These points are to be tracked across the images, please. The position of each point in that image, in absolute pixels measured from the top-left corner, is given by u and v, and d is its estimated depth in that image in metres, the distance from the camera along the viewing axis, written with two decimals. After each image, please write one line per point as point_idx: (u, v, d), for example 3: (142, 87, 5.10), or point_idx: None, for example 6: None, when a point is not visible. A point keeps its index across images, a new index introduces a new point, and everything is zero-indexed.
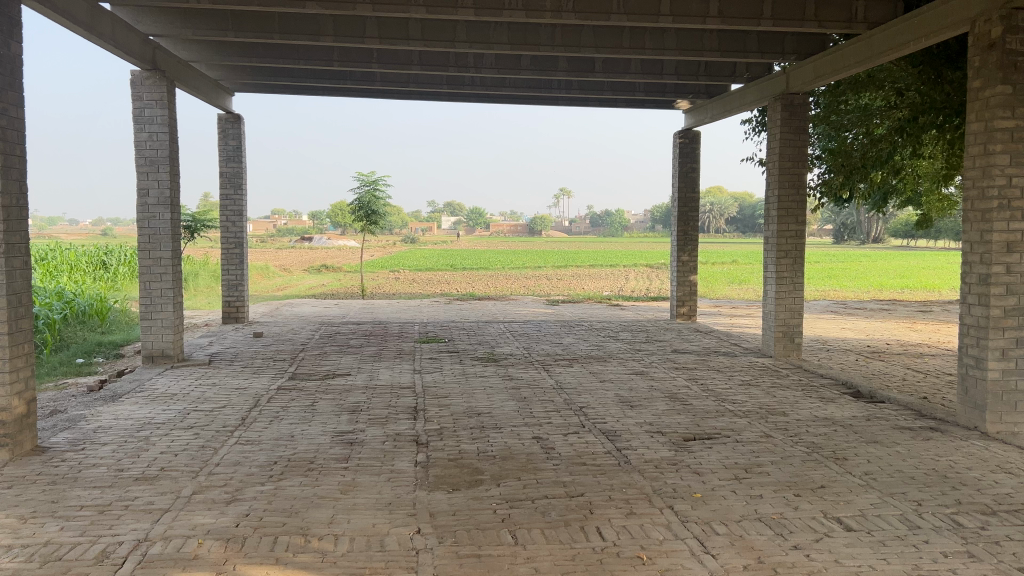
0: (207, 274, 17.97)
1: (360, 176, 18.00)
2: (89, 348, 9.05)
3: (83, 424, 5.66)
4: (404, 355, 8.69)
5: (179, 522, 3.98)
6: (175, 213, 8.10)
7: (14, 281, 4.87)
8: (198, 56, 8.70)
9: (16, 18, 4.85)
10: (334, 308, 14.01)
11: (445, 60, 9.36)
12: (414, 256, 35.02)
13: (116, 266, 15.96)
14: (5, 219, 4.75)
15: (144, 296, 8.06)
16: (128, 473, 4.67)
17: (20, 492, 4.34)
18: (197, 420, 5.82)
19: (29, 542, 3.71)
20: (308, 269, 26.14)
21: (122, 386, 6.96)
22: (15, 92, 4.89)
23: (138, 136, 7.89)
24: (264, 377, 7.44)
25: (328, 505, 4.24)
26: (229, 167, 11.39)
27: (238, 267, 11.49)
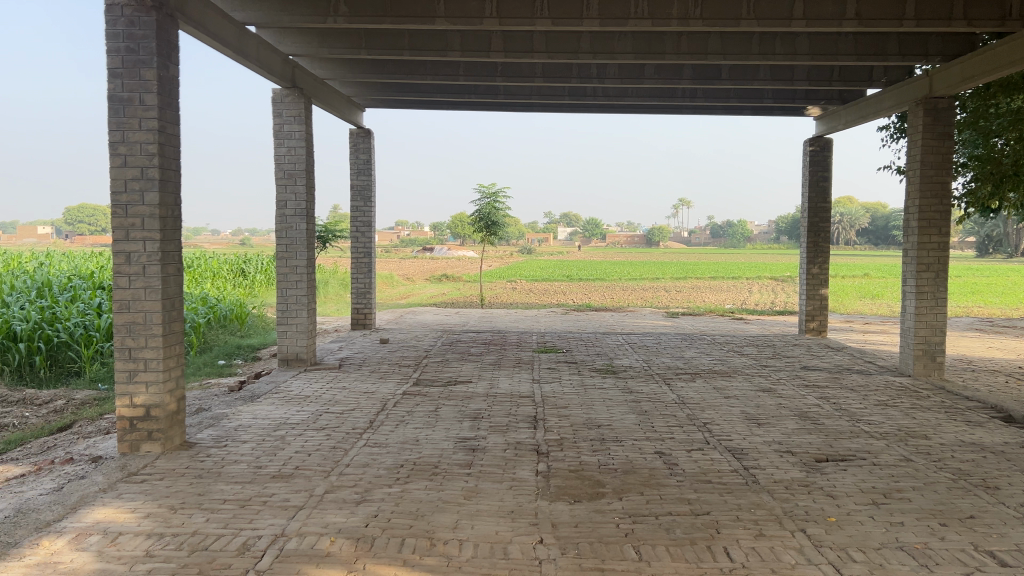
0: (337, 282, 18.75)
1: (481, 188, 18.29)
2: (231, 350, 9.62)
3: (226, 422, 6.01)
4: (524, 364, 8.75)
5: (313, 519, 4.14)
6: (311, 223, 8.47)
7: (168, 286, 5.23)
8: (334, 73, 9.11)
9: (174, 42, 5.22)
10: (455, 316, 14.28)
11: (568, 72, 9.40)
12: (532, 266, 35.33)
13: (254, 274, 16.92)
14: (162, 229, 5.11)
15: (280, 302, 8.49)
16: (265, 470, 4.91)
17: (170, 484, 4.65)
18: (329, 422, 6.06)
19: (179, 531, 3.96)
20: (429, 278, 26.81)
21: (261, 387, 7.35)
22: (173, 111, 5.25)
23: (278, 150, 8.33)
24: (390, 382, 7.67)
25: (453, 510, 4.31)
26: (359, 179, 11.83)
27: (366, 276, 11.91)
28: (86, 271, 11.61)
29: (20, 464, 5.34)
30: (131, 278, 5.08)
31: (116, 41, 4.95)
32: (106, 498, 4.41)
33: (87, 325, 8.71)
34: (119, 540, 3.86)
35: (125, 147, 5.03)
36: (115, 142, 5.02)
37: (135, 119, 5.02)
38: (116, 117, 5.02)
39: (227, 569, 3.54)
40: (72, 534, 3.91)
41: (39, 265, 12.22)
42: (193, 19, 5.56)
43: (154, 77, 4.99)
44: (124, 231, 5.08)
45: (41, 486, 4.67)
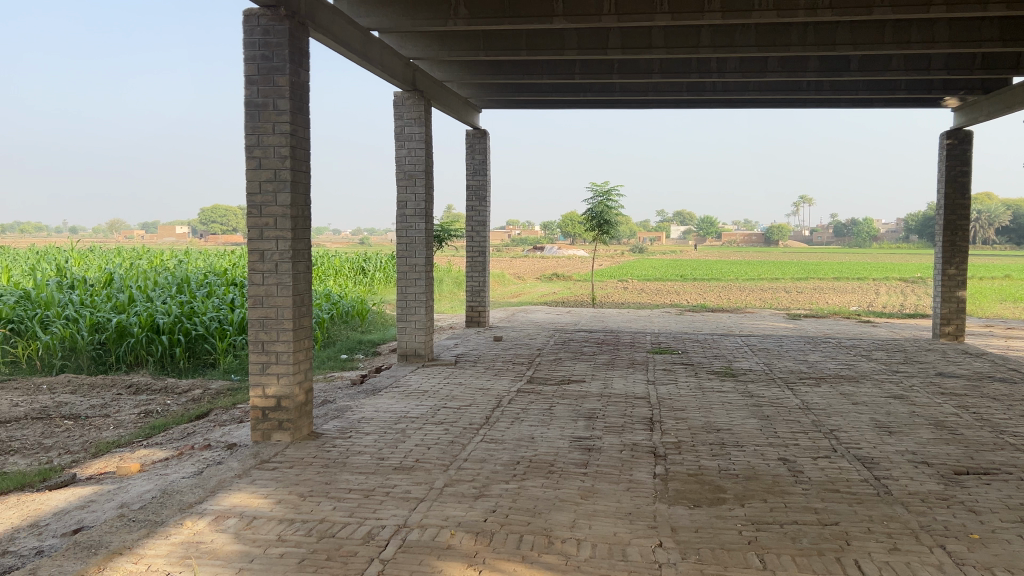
0: (451, 280, 19.11)
1: (594, 187, 18.20)
2: (352, 345, 9.98)
3: (350, 414, 6.23)
4: (639, 365, 8.64)
5: (433, 512, 4.23)
6: (430, 222, 8.66)
7: (298, 283, 5.47)
8: (453, 75, 9.29)
9: (305, 49, 5.45)
10: (567, 315, 14.29)
11: (687, 67, 9.23)
12: (645, 266, 34.90)
13: (373, 271, 17.48)
14: (293, 228, 5.34)
15: (400, 299, 8.73)
16: (388, 462, 5.06)
17: (299, 471, 4.86)
18: (447, 417, 6.19)
19: (308, 518, 4.14)
20: (541, 276, 26.92)
21: (381, 381, 7.59)
22: (303, 116, 5.49)
23: (399, 152, 8.56)
24: (505, 379, 7.75)
25: (570, 508, 4.31)
26: (475, 179, 12.00)
27: (481, 274, 12.08)
28: (221, 268, 12.31)
29: (163, 448, 5.72)
30: (264, 275, 5.35)
31: (253, 49, 5.21)
32: (241, 483, 4.66)
33: (222, 319, 9.22)
34: (254, 523, 4.07)
35: (260, 150, 5.29)
36: (252, 146, 5.29)
37: (269, 123, 5.27)
38: (252, 122, 5.28)
39: (353, 556, 3.67)
40: (212, 516, 4.15)
41: (179, 262, 13.04)
42: (322, 26, 5.79)
43: (287, 83, 5.22)
44: (258, 230, 5.34)
45: (183, 470, 4.99)
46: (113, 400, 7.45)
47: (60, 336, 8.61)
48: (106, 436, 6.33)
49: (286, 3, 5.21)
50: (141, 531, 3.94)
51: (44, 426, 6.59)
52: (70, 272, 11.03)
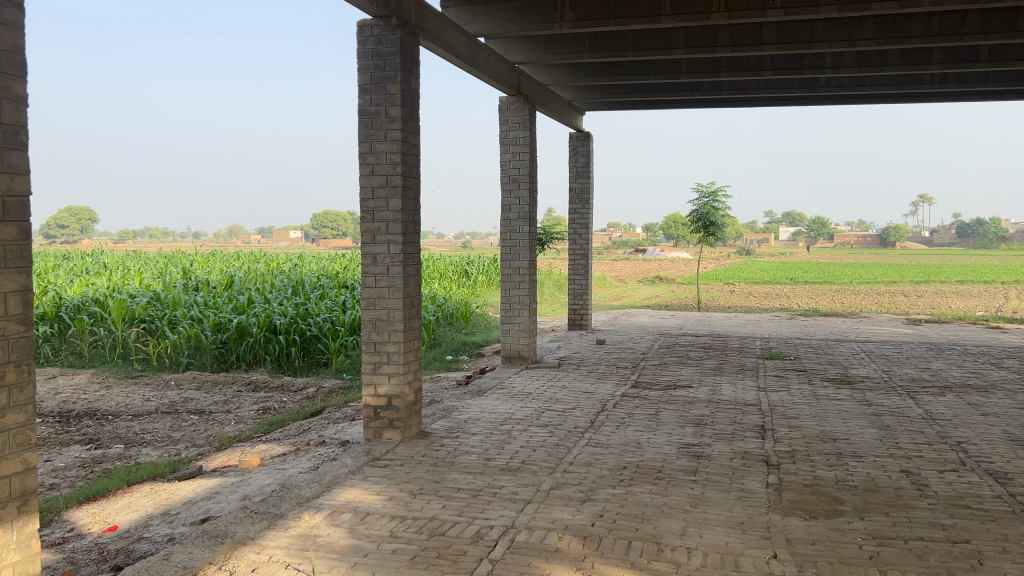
0: (553, 283, 19.14)
1: (699, 187, 17.85)
2: (457, 347, 10.13)
3: (457, 415, 6.33)
4: (748, 371, 8.41)
5: (541, 514, 4.25)
6: (534, 226, 8.70)
7: (408, 285, 5.60)
8: (557, 79, 9.31)
9: (415, 57, 5.58)
10: (672, 319, 14.07)
11: (800, 63, 8.93)
12: (751, 268, 33.95)
13: (476, 274, 17.71)
14: (404, 232, 5.47)
15: (504, 302, 8.80)
16: (495, 463, 5.11)
17: (410, 470, 4.97)
18: (552, 420, 6.19)
19: (418, 516, 4.22)
20: (644, 279, 26.61)
21: (486, 382, 7.67)
22: (414, 122, 5.62)
23: (504, 156, 8.64)
24: (610, 383, 7.69)
25: (679, 516, 4.24)
26: (578, 182, 11.97)
27: (584, 277, 12.05)
28: (333, 271, 12.77)
29: (281, 444, 5.97)
30: (376, 277, 5.51)
31: (366, 59, 5.38)
32: (354, 479, 4.80)
33: (334, 320, 9.55)
34: (367, 519, 4.19)
35: (373, 156, 5.45)
36: (365, 153, 5.46)
37: (382, 130, 5.42)
38: (365, 129, 5.45)
39: (463, 555, 3.72)
40: (328, 511, 4.30)
41: (293, 266, 13.60)
42: (431, 34, 5.91)
43: (398, 91, 5.35)
44: (371, 234, 5.51)
45: (300, 465, 5.19)
46: (234, 397, 7.83)
47: (186, 335, 9.13)
48: (228, 431, 6.65)
49: (398, 13, 5.35)
50: (263, 522, 4.12)
51: (173, 420, 6.99)
52: (195, 275, 11.69)
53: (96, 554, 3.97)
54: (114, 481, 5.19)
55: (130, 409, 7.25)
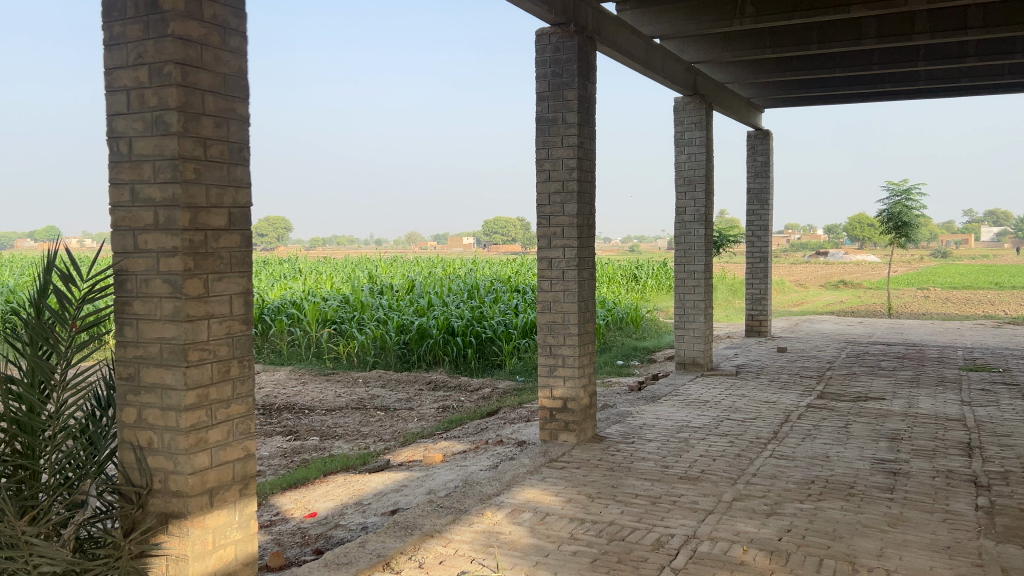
0: (726, 288, 18.57)
1: (890, 185, 16.70)
2: (629, 352, 10.07)
3: (631, 420, 6.29)
4: (949, 384, 7.75)
5: (723, 525, 4.13)
6: (709, 229, 8.49)
7: (584, 289, 5.62)
8: (734, 77, 9.04)
9: (592, 62, 5.62)
10: (858, 326, 13.23)
11: (1011, 47, 8.14)
12: (947, 272, 31.24)
13: (646, 278, 17.52)
14: (579, 237, 5.51)
15: (679, 307, 8.64)
16: (673, 470, 5.02)
17: (587, 473, 5.00)
18: (731, 429, 6.01)
19: (598, 519, 4.23)
20: (825, 284, 25.21)
21: (660, 388, 7.56)
22: (591, 127, 5.64)
23: (679, 158, 8.50)
24: (793, 393, 7.35)
25: (875, 535, 3.97)
26: (756, 183, 11.55)
27: (762, 282, 11.60)
28: (506, 276, 13.08)
29: (461, 441, 6.19)
30: (552, 281, 5.59)
31: (544, 67, 5.49)
32: (533, 480, 4.89)
33: (508, 323, 9.77)
34: (547, 519, 4.25)
35: (550, 163, 5.54)
36: (542, 159, 5.56)
37: (558, 136, 5.49)
38: (543, 136, 5.55)
39: (644, 561, 3.69)
40: (509, 509, 4.40)
41: (469, 271, 14.07)
42: (608, 38, 5.92)
43: (575, 97, 5.41)
44: (547, 239, 5.60)
45: (480, 463, 5.36)
46: (416, 395, 8.21)
47: (372, 336, 9.71)
48: (411, 427, 6.98)
49: (576, 20, 5.42)
50: (449, 517, 4.28)
51: (361, 416, 7.43)
52: (379, 280, 12.38)
53: (300, 538, 4.29)
54: (313, 470, 5.60)
55: (324, 404, 7.79)
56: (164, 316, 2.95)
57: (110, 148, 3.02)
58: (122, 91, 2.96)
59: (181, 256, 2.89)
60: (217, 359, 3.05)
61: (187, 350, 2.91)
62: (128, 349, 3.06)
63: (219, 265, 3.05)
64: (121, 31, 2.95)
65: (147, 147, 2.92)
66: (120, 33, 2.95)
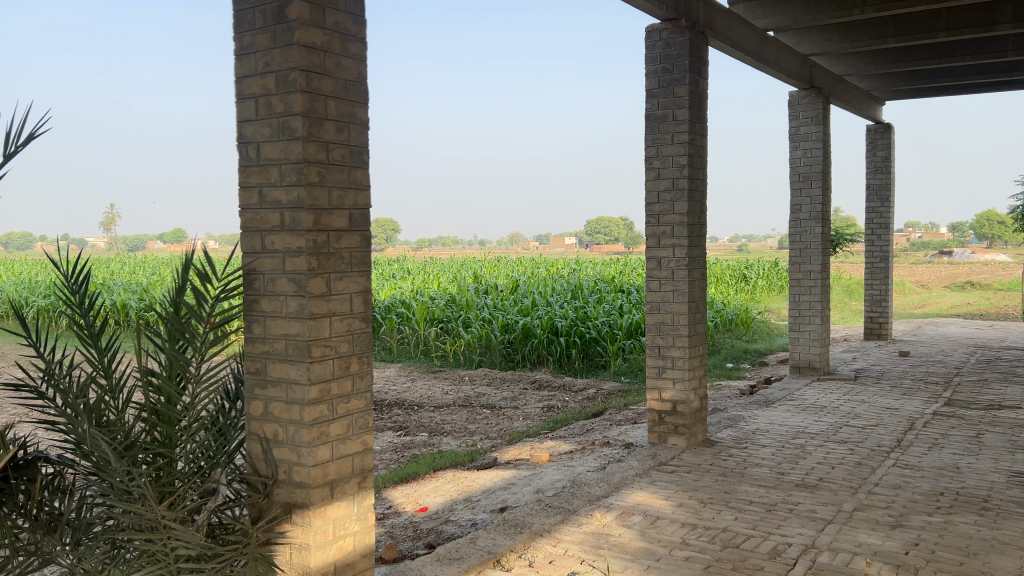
0: (842, 288, 17.84)
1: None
2: (738, 354, 9.81)
3: (743, 424, 6.12)
4: None
5: (844, 536, 3.96)
6: (826, 227, 8.16)
7: (694, 289, 5.50)
8: (853, 68, 8.66)
9: (704, 57, 5.50)
10: (989, 330, 12.44)
11: None
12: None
13: (756, 279, 17.04)
14: (690, 236, 5.40)
15: (793, 308, 8.35)
16: (789, 477, 4.85)
17: (698, 477, 4.89)
18: (851, 436, 5.75)
19: (710, 525, 4.14)
20: (951, 285, 23.84)
21: (774, 392, 7.33)
22: (702, 123, 5.52)
23: (794, 154, 8.22)
24: (917, 399, 6.97)
25: (1013, 553, 3.72)
26: (876, 178, 11.04)
27: (883, 283, 11.08)
28: (611, 276, 13.00)
29: (568, 442, 6.18)
30: (661, 281, 5.50)
31: (654, 64, 5.41)
32: (643, 482, 4.83)
33: (613, 324, 9.70)
34: (658, 523, 4.18)
35: (660, 160, 5.45)
36: (651, 157, 5.48)
37: (669, 134, 5.40)
38: (653, 134, 5.47)
39: (761, 570, 3.57)
40: (619, 511, 4.36)
41: (574, 271, 14.04)
42: (720, 32, 5.78)
43: (686, 92, 5.30)
44: (656, 238, 5.52)
45: (588, 464, 5.33)
46: (521, 394, 8.27)
47: (478, 335, 9.85)
48: (518, 426, 7.02)
49: (687, 15, 5.32)
50: (558, 516, 4.28)
51: (468, 413, 7.53)
52: (485, 279, 12.54)
53: (412, 531, 4.39)
54: (423, 466, 5.71)
55: (432, 401, 7.95)
56: (289, 313, 3.07)
57: (240, 153, 3.17)
58: (251, 98, 3.10)
59: (305, 256, 3.00)
60: (338, 355, 3.16)
61: (310, 346, 3.02)
62: (255, 345, 3.20)
63: (341, 265, 3.16)
64: (251, 41, 3.08)
65: (275, 152, 3.05)
66: (250, 43, 3.08)
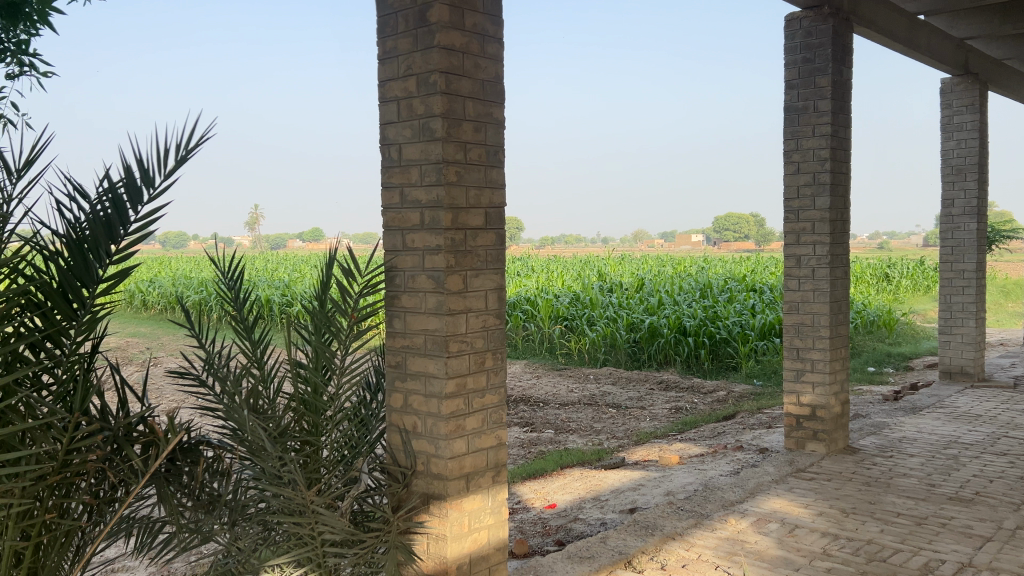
0: (997, 289, 16.59)
1: None
2: (880, 358, 9.30)
3: (889, 432, 5.79)
4: None
5: (1005, 555, 3.67)
6: (983, 223, 7.61)
7: (836, 289, 5.25)
8: (1014, 52, 8.03)
9: (849, 45, 5.24)
10: None
11: None
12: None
13: (899, 278, 16.11)
14: (832, 232, 5.16)
15: (943, 310, 7.84)
16: (940, 490, 4.56)
17: (839, 486, 4.67)
18: (1011, 448, 5.33)
19: (854, 536, 3.94)
20: None
21: (921, 399, 6.90)
22: (846, 115, 5.26)
23: (946, 145, 7.72)
24: None
25: None
26: None
27: None
28: (740, 274, 12.61)
29: (698, 444, 6.04)
30: (800, 280, 5.29)
31: (794, 54, 5.21)
32: (779, 489, 4.66)
33: (745, 324, 9.42)
34: (796, 532, 4.02)
35: (799, 154, 5.24)
36: (790, 150, 5.28)
37: (810, 126, 5.18)
38: (792, 127, 5.27)
39: None
40: (754, 518, 4.22)
41: (702, 269, 13.73)
42: (867, 18, 5.50)
43: (829, 83, 5.07)
44: (795, 235, 5.30)
45: (720, 467, 5.20)
46: (648, 394, 8.16)
47: (603, 334, 9.80)
48: (645, 426, 6.93)
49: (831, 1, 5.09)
50: (690, 520, 4.20)
51: (594, 412, 7.50)
52: (609, 278, 12.46)
53: (541, 528, 4.42)
54: (550, 463, 5.73)
55: (558, 398, 7.97)
56: (428, 309, 3.15)
57: (382, 154, 3.28)
58: (393, 101, 3.20)
59: (444, 253, 3.07)
60: (474, 350, 3.22)
61: (448, 341, 3.09)
62: (396, 339, 3.31)
63: (477, 262, 3.21)
64: (393, 46, 3.18)
65: (416, 153, 3.14)
66: (392, 47, 3.18)
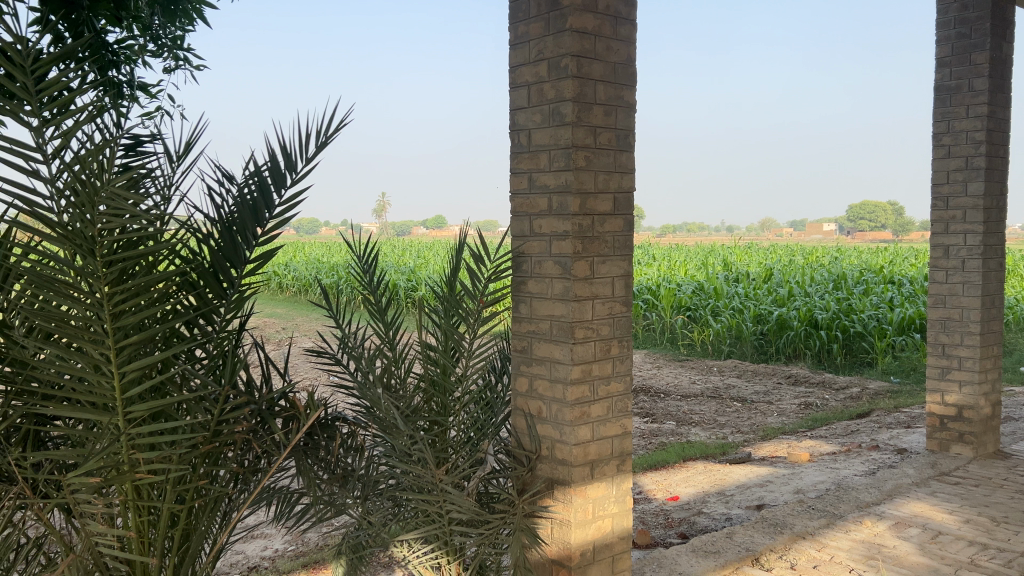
0: None
1: None
2: None
3: None
4: None
5: None
6: None
7: (989, 282, 4.89)
8: None
9: (1010, 18, 4.85)
10: None
11: None
12: None
13: None
14: (986, 221, 4.80)
15: None
16: None
17: (989, 493, 4.36)
18: None
19: (1006, 547, 3.66)
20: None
21: None
22: (1005, 93, 4.88)
23: None
24: None
25: None
26: None
27: None
28: (877, 266, 11.97)
29: (830, 442, 5.79)
30: (948, 273, 4.95)
31: (947, 30, 4.87)
32: (920, 493, 4.39)
33: (882, 318, 8.95)
34: (940, 539, 3.79)
35: (950, 137, 4.90)
36: (940, 133, 4.94)
37: (962, 107, 4.84)
38: (942, 108, 4.93)
39: None
40: (893, 521, 4.01)
41: (834, 260, 13.12)
42: None
43: (986, 59, 4.71)
44: (944, 224, 4.97)
45: (855, 467, 4.96)
46: (775, 388, 7.88)
47: (728, 325, 9.56)
48: (772, 421, 6.71)
49: None
50: (822, 520, 4.03)
51: (717, 405, 7.31)
52: (735, 267, 12.08)
53: (663, 519, 4.35)
54: (673, 455, 5.63)
55: (680, 389, 7.83)
56: (555, 295, 3.14)
57: (512, 139, 3.29)
58: (524, 86, 3.21)
59: (571, 238, 3.05)
60: (600, 338, 3.19)
61: (574, 327, 3.07)
62: (523, 324, 3.33)
63: (604, 249, 3.18)
64: (525, 30, 3.19)
65: (545, 138, 3.13)
66: (524, 32, 3.19)
